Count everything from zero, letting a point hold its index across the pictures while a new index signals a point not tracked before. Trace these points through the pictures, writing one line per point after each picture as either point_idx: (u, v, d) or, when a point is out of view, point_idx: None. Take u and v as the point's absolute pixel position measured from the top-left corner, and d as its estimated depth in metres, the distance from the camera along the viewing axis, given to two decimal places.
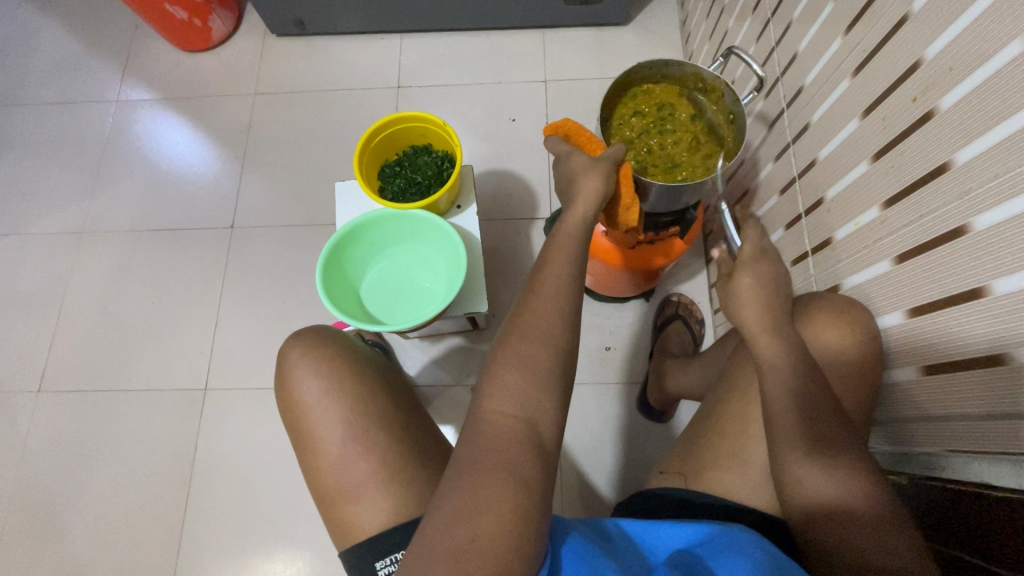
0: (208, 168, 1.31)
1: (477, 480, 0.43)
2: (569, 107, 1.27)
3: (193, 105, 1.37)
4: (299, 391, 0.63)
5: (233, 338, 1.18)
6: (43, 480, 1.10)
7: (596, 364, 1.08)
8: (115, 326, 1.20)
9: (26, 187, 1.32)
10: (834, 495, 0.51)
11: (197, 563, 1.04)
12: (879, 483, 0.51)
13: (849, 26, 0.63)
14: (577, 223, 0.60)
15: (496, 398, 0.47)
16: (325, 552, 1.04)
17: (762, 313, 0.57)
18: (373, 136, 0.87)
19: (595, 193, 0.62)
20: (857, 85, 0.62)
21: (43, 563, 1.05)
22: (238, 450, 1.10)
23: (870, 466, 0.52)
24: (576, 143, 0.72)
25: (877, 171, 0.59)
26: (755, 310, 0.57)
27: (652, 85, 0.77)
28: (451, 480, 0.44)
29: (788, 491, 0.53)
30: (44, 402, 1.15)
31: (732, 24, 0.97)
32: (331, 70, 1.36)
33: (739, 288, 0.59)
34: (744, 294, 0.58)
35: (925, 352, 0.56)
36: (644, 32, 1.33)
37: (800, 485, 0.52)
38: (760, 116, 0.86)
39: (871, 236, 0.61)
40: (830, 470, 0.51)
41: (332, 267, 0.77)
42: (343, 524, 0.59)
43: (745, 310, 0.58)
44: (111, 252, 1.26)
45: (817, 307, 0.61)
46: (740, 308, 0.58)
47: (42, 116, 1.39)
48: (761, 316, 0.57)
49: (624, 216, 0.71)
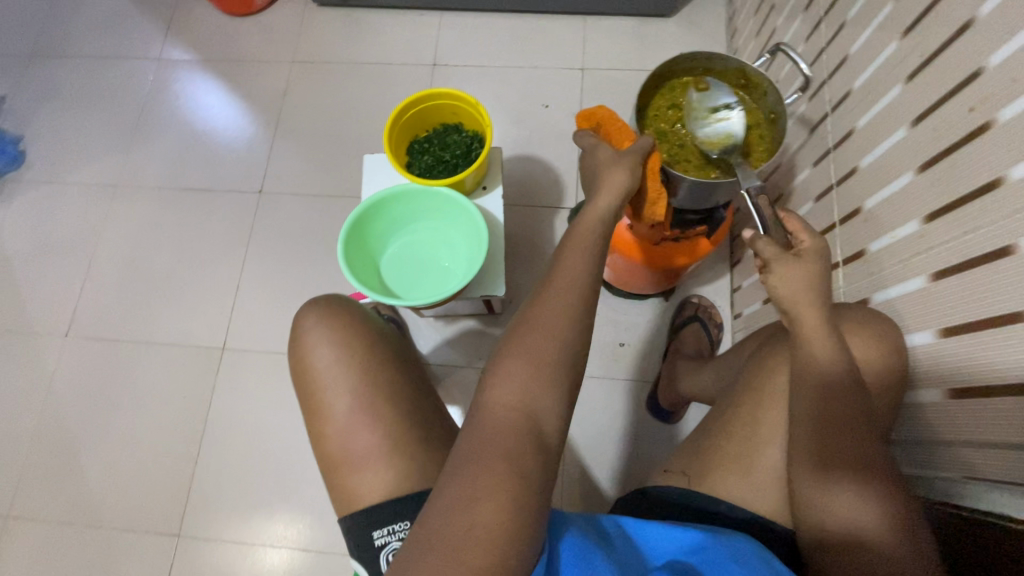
0: (241, 132, 1.33)
1: (474, 472, 0.43)
2: (605, 97, 1.25)
3: (231, 68, 1.38)
4: (310, 357, 0.64)
5: (253, 302, 1.20)
6: (64, 420, 1.15)
7: (608, 359, 1.07)
8: (141, 279, 1.24)
9: (67, 138, 1.36)
10: (853, 519, 0.49)
11: (204, 515, 1.07)
12: (902, 509, 0.49)
13: (908, 29, 0.60)
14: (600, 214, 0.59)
15: (500, 389, 0.47)
16: (326, 517, 1.06)
17: (807, 290, 0.52)
18: (405, 110, 0.87)
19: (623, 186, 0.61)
20: (910, 92, 0.59)
21: (59, 498, 1.10)
22: (249, 410, 1.13)
23: (894, 489, 0.49)
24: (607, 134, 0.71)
25: (921, 184, 0.57)
26: (801, 286, 0.52)
27: (692, 78, 0.75)
28: (449, 473, 0.43)
29: (805, 513, 0.52)
30: (71, 347, 1.20)
31: (781, 22, 0.93)
32: (368, 43, 1.36)
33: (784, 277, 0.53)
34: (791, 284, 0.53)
35: (952, 373, 0.54)
36: (688, 26, 1.29)
37: (818, 508, 0.51)
38: (801, 119, 0.83)
39: (908, 250, 0.59)
40: (847, 492, 0.49)
41: (355, 238, 0.78)
42: (345, 490, 0.60)
43: (782, 281, 0.53)
44: (142, 207, 1.29)
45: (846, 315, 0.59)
46: (776, 278, 0.53)
47: (87, 69, 1.42)
48: (804, 295, 0.52)
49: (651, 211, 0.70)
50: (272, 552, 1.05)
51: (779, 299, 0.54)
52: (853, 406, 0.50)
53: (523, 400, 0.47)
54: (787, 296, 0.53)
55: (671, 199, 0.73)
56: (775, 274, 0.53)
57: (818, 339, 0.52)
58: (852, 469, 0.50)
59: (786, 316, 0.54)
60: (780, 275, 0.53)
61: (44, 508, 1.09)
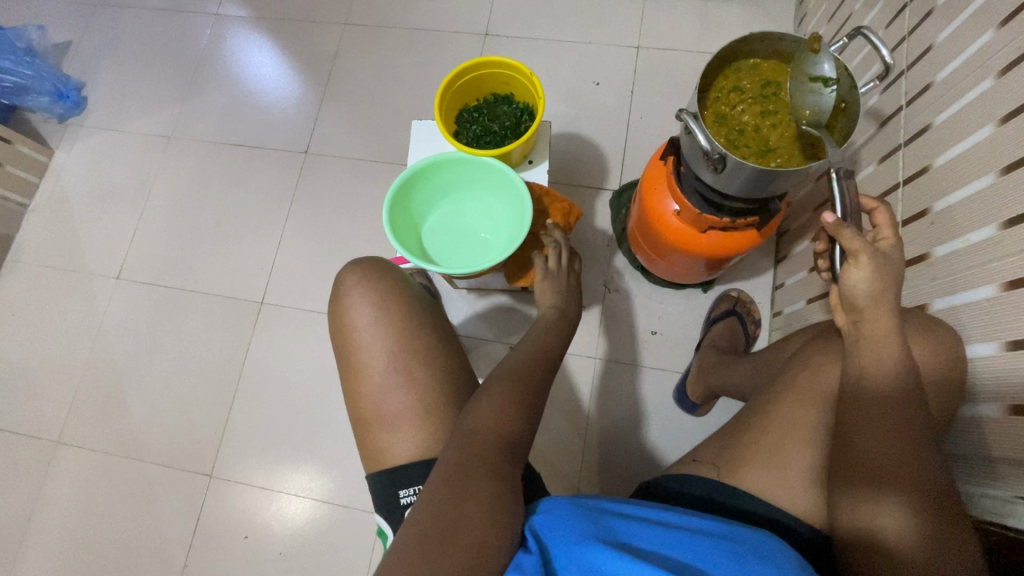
0: (291, 91, 1.34)
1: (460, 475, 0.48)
2: (659, 78, 1.21)
3: (285, 27, 1.39)
4: (349, 316, 0.65)
5: (293, 260, 1.23)
6: (112, 359, 1.21)
7: (638, 346, 1.06)
8: (189, 230, 1.28)
9: (128, 86, 1.40)
10: (884, 532, 0.47)
11: (235, 460, 1.12)
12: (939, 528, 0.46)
13: (1005, 20, 0.55)
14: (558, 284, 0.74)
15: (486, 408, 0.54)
16: (348, 474, 1.09)
17: (885, 284, 0.51)
18: (456, 78, 0.86)
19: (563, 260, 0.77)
20: (999, 89, 0.55)
21: (105, 430, 1.16)
22: (283, 364, 1.17)
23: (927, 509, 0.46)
24: (552, 211, 0.84)
25: (1004, 187, 0.53)
26: (876, 280, 0.51)
27: (761, 59, 0.71)
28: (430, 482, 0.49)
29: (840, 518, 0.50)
30: (122, 289, 1.25)
31: (859, 7, 0.88)
32: (422, 9, 1.34)
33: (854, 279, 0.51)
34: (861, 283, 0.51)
35: (1015, 389, 0.51)
36: (754, 7, 1.23)
37: (854, 519, 0.49)
38: (872, 111, 0.79)
39: (979, 257, 0.56)
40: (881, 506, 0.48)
41: (399, 203, 0.78)
42: (375, 447, 0.61)
43: (865, 278, 0.51)
44: (193, 160, 1.33)
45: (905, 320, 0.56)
46: (862, 275, 0.50)
47: (148, 20, 1.45)
48: (881, 291, 0.51)
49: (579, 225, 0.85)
50: (295, 501, 1.09)
51: (855, 296, 0.52)
52: (911, 408, 0.49)
53: (505, 426, 0.53)
54: (865, 293, 0.51)
55: (725, 187, 0.70)
56: (856, 272, 0.51)
57: (886, 340, 0.50)
58: (891, 483, 0.48)
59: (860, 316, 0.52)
60: (865, 272, 0.51)
61: (90, 438, 1.16)
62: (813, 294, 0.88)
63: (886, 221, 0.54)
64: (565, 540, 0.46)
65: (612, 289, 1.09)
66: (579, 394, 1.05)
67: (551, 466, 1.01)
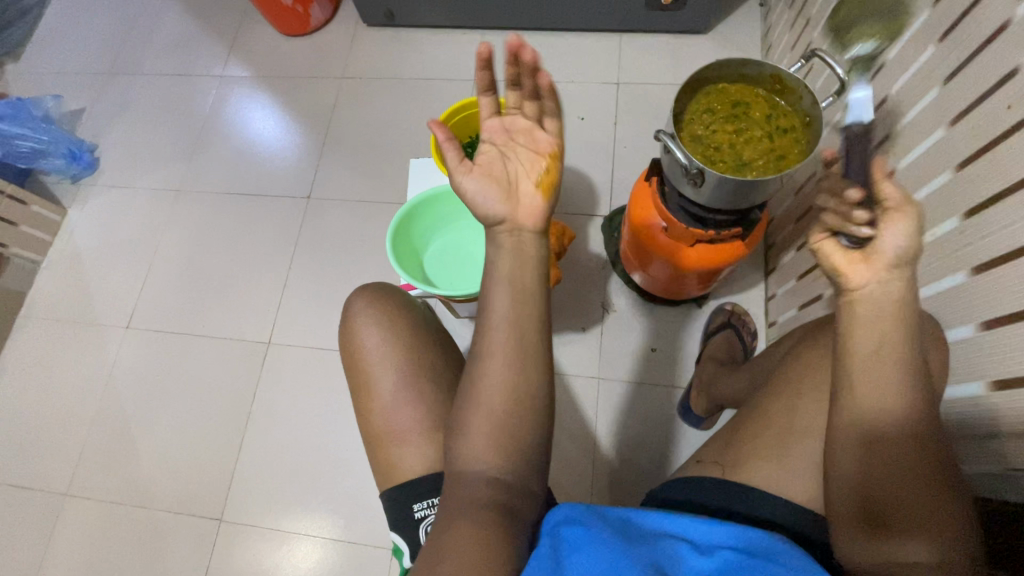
0: (292, 142, 1.41)
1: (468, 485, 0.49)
2: (640, 109, 1.28)
3: (286, 84, 1.48)
4: (358, 338, 0.67)
5: (298, 299, 1.26)
6: (122, 409, 1.22)
7: (639, 363, 1.08)
8: (198, 277, 1.32)
9: (138, 146, 1.48)
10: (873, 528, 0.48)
11: (243, 502, 1.12)
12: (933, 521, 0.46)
13: (944, 35, 0.61)
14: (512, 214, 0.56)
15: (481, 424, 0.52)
16: (359, 509, 1.09)
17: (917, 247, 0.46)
18: (450, 117, 0.93)
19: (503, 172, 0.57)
20: (946, 95, 0.60)
21: (115, 480, 1.16)
22: (291, 401, 1.18)
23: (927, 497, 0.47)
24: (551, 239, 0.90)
25: (959, 182, 0.58)
26: (911, 240, 0.46)
27: (727, 84, 0.77)
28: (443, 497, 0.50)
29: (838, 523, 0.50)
30: (132, 338, 1.28)
31: (816, 34, 0.95)
32: (414, 59, 1.44)
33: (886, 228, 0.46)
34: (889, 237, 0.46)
35: (994, 369, 0.54)
36: (723, 42, 1.32)
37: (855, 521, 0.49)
38: (837, 126, 0.85)
39: (948, 247, 0.59)
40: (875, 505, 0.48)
41: (401, 234, 0.83)
42: (387, 464, 0.63)
43: (902, 233, 0.46)
44: (201, 211, 1.39)
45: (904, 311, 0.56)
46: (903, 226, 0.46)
47: (158, 85, 1.54)
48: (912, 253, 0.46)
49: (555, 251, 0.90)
50: (306, 541, 1.08)
51: (884, 247, 0.46)
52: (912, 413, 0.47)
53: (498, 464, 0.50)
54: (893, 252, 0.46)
55: (706, 198, 0.74)
56: (898, 223, 0.46)
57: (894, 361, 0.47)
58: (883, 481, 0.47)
59: (878, 273, 0.47)
60: (903, 227, 0.46)
61: (99, 489, 1.16)
62: (805, 298, 0.91)
63: (902, 224, 0.46)
64: (576, 544, 0.46)
65: (609, 309, 1.12)
66: (584, 413, 1.06)
67: (562, 488, 1.01)
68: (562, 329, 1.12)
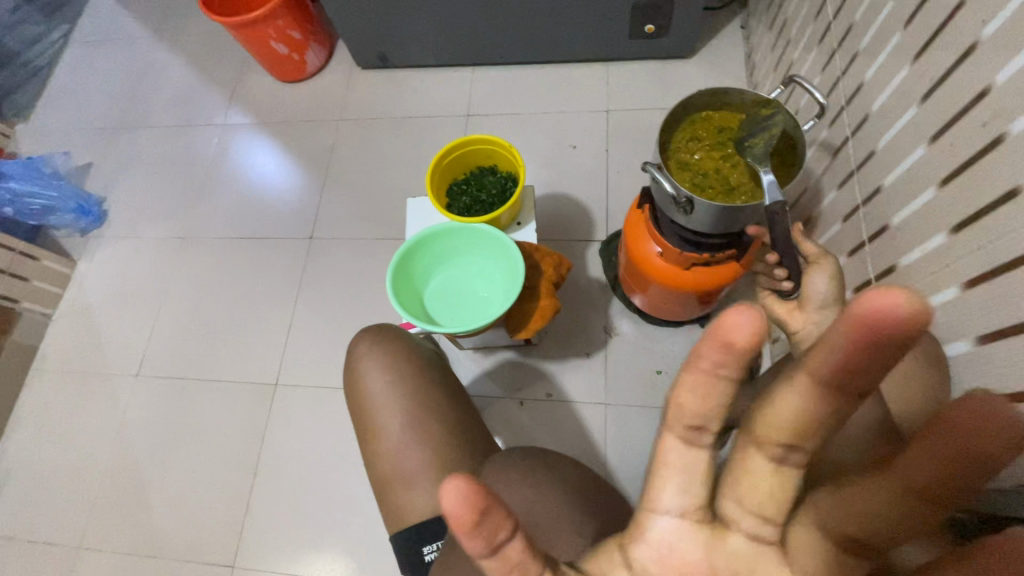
0: (294, 184, 1.45)
1: None
2: (631, 135, 1.31)
3: (286, 128, 1.52)
4: (363, 380, 0.69)
5: (304, 338, 1.28)
6: (133, 457, 1.23)
7: (645, 387, 1.08)
8: (205, 321, 1.34)
9: (145, 196, 1.52)
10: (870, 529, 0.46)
11: (256, 547, 1.11)
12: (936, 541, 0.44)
13: (918, 54, 0.63)
14: (941, 435, 0.31)
15: None
16: (372, 549, 1.08)
17: (839, 292, 0.61)
18: (444, 156, 0.95)
19: (692, 421, 0.42)
20: (925, 113, 0.62)
21: (128, 529, 1.16)
22: (301, 441, 1.18)
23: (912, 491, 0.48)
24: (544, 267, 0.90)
25: (944, 198, 0.58)
26: (834, 285, 0.61)
27: (711, 112, 0.80)
28: None
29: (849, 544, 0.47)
30: (142, 386, 1.30)
31: (797, 55, 0.98)
32: (408, 98, 1.48)
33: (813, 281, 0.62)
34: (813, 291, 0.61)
35: (992, 383, 0.54)
36: (708, 64, 1.36)
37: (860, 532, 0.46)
38: (824, 144, 0.86)
39: (939, 261, 0.60)
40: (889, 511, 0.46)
41: (401, 273, 0.84)
42: (395, 507, 0.63)
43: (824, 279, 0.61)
44: (207, 256, 1.42)
45: None
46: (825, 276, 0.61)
47: (163, 136, 1.59)
48: (836, 294, 0.61)
49: (551, 278, 0.90)
50: None
51: (814, 295, 0.61)
52: None
53: None
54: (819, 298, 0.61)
55: (698, 223, 0.75)
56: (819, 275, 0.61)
57: None
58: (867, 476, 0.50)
59: (810, 316, 0.61)
60: (825, 275, 0.62)
61: (112, 540, 1.16)
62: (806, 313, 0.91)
63: (821, 274, 0.61)
64: None
65: (612, 333, 1.13)
66: (593, 440, 1.05)
67: None
68: (567, 355, 1.12)
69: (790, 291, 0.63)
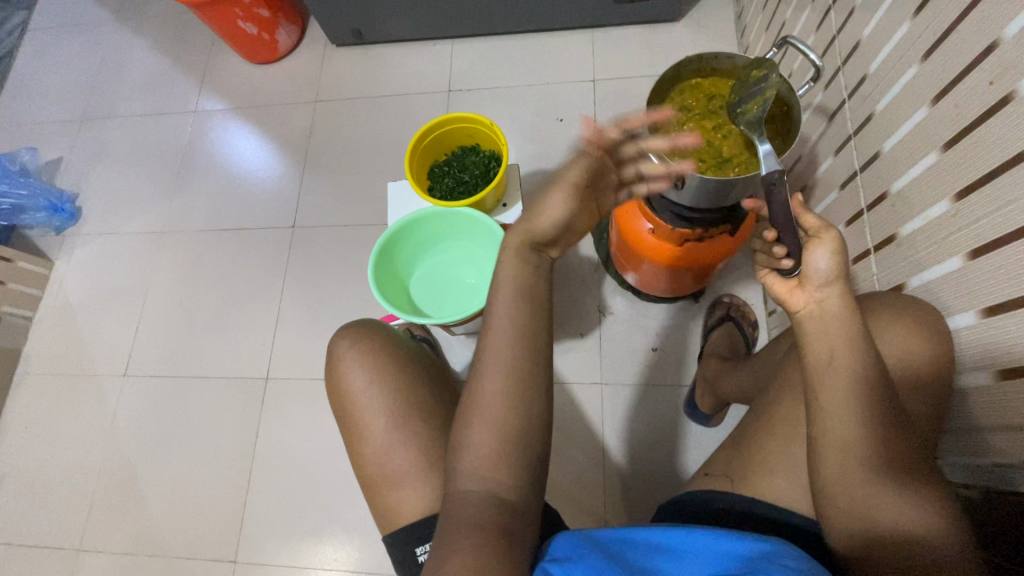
0: (272, 171, 1.40)
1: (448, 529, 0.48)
2: (619, 105, 1.26)
3: (260, 113, 1.46)
4: (345, 382, 0.66)
5: (292, 330, 1.25)
6: (127, 458, 1.21)
7: (641, 365, 1.06)
8: (190, 318, 1.31)
9: (120, 190, 1.46)
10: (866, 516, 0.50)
11: (256, 542, 1.11)
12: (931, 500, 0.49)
13: (918, 9, 0.59)
14: None
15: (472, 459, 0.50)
16: (372, 538, 1.08)
17: (846, 264, 0.53)
18: (423, 137, 0.91)
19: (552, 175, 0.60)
20: (925, 74, 0.58)
21: (126, 531, 1.15)
22: (295, 435, 1.17)
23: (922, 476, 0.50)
24: None
25: (946, 163, 0.56)
26: (838, 259, 0.53)
27: (700, 78, 0.76)
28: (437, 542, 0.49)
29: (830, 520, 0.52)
30: (131, 385, 1.27)
31: (790, 14, 0.93)
32: (386, 75, 1.42)
33: (811, 257, 0.54)
34: (812, 269, 0.54)
35: (998, 355, 0.52)
36: (697, 27, 1.30)
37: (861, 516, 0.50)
38: (819, 108, 0.82)
39: (943, 230, 0.57)
40: (894, 498, 0.49)
41: (384, 264, 0.81)
42: (386, 508, 0.61)
43: (826, 254, 0.53)
44: (187, 250, 1.37)
45: (879, 305, 0.59)
46: (827, 252, 0.53)
47: (134, 125, 1.53)
48: (842, 268, 0.53)
49: None
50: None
51: (814, 273, 0.54)
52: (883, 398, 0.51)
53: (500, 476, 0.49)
54: (823, 272, 0.54)
55: (689, 197, 0.72)
56: (819, 250, 0.54)
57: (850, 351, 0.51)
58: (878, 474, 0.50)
59: (812, 294, 0.55)
60: (828, 248, 0.53)
61: (111, 541, 1.15)
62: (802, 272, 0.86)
63: (823, 249, 0.54)
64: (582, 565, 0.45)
65: (606, 312, 1.10)
66: (590, 422, 1.04)
67: (572, 498, 1.00)
68: (560, 337, 1.10)
69: (789, 269, 0.56)
